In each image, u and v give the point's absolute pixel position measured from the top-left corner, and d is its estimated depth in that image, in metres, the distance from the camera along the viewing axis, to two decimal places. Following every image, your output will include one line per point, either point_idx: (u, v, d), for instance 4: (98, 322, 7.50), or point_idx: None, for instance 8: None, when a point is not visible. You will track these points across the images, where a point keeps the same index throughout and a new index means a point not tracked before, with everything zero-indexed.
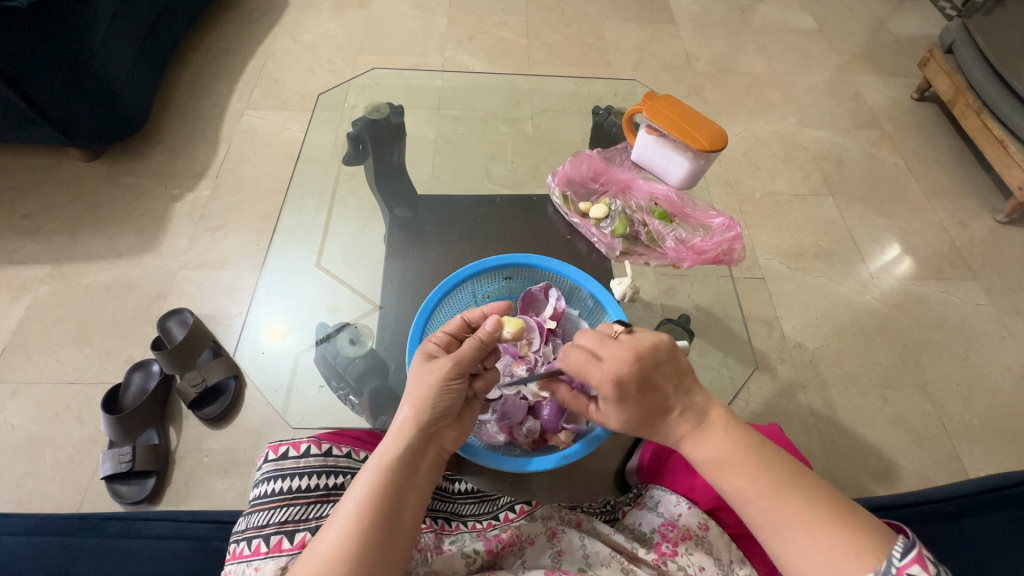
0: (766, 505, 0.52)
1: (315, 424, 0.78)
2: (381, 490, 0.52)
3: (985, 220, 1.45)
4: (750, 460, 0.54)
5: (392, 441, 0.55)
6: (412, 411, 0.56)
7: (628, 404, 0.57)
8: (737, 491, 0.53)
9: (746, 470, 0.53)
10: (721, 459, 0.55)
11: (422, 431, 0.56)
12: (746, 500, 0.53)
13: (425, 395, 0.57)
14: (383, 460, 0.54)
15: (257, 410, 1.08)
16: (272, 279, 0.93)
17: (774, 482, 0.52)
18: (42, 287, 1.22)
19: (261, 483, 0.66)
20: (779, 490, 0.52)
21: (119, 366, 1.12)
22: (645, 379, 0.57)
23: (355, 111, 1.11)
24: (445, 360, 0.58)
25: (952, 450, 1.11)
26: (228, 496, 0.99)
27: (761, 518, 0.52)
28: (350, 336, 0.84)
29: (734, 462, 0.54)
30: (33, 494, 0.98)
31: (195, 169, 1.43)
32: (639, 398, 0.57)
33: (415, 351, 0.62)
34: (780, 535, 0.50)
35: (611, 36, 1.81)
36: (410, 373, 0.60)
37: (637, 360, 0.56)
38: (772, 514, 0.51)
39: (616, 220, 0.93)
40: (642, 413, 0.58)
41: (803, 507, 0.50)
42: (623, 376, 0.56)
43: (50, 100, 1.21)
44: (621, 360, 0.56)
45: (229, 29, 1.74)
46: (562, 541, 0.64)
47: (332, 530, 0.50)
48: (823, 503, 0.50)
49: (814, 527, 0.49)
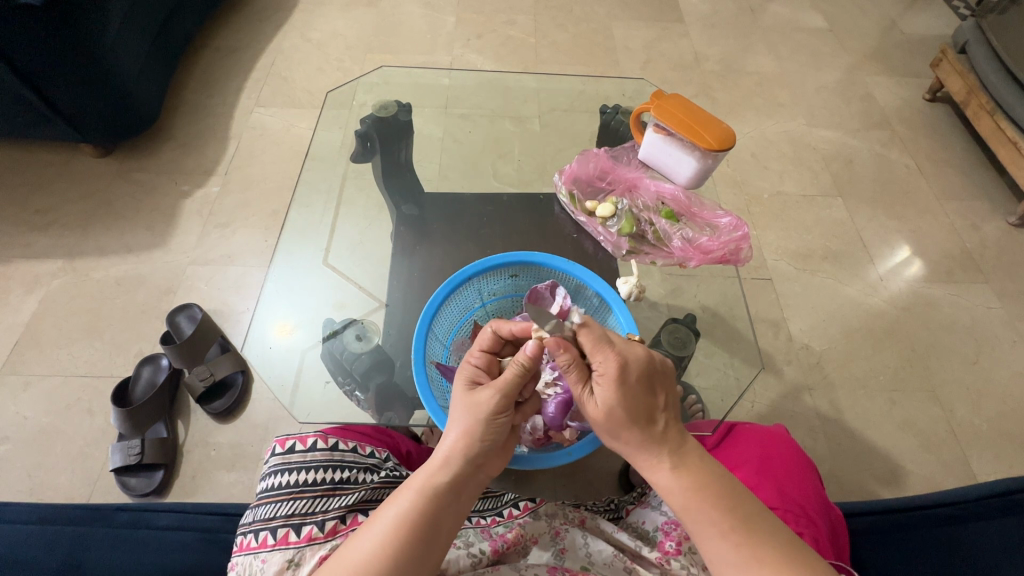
0: (727, 550, 0.51)
1: (321, 419, 0.78)
2: (419, 515, 0.52)
3: (998, 222, 1.44)
4: (719, 502, 0.53)
5: (438, 464, 0.55)
6: (460, 440, 0.56)
7: (625, 392, 0.55)
8: (698, 532, 0.53)
9: (708, 509, 0.52)
10: (682, 500, 0.54)
11: (467, 462, 0.56)
12: (707, 542, 0.52)
13: (473, 426, 0.56)
14: (427, 482, 0.54)
15: (265, 404, 1.10)
16: (279, 274, 0.94)
17: (738, 527, 0.51)
18: (54, 281, 1.23)
19: (268, 476, 0.66)
20: (742, 536, 0.51)
21: (129, 360, 1.14)
22: (637, 394, 0.56)
23: (363, 108, 1.12)
24: (493, 386, 0.57)
25: (962, 454, 1.10)
26: (235, 489, 1.00)
27: (720, 563, 0.51)
28: (357, 332, 0.86)
29: (699, 503, 0.53)
30: (44, 485, 1.00)
31: (205, 166, 1.44)
32: (626, 411, 0.55)
33: (459, 374, 0.62)
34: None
35: (620, 36, 1.81)
36: (458, 396, 0.59)
37: (630, 367, 0.56)
38: (735, 557, 0.50)
39: (623, 219, 0.93)
40: (632, 407, 0.56)
41: (762, 554, 0.49)
42: (617, 378, 0.55)
43: (63, 97, 1.23)
44: (615, 363, 0.55)
45: (238, 27, 1.75)
46: (565, 539, 0.65)
47: (366, 541, 0.50)
48: (778, 549, 0.50)
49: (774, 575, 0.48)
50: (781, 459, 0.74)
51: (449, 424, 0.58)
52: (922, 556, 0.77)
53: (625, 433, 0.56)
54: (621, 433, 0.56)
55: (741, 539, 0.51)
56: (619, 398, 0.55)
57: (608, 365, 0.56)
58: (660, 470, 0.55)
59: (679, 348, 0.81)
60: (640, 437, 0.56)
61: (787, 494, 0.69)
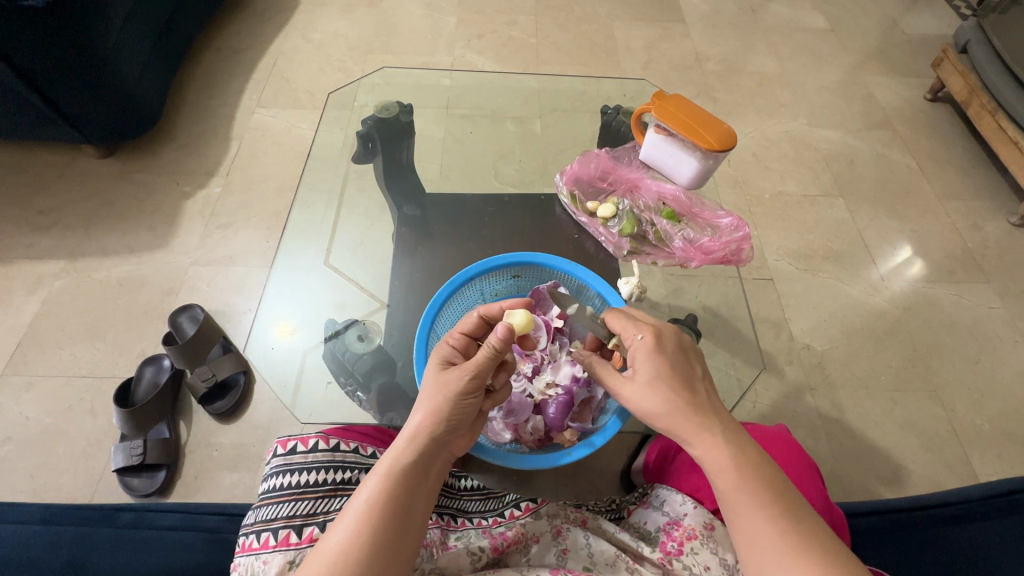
0: (773, 533, 0.50)
1: (323, 420, 0.79)
2: (391, 497, 0.52)
3: (999, 222, 1.44)
4: (770, 486, 0.52)
5: (404, 446, 0.55)
6: (426, 418, 0.56)
7: (663, 356, 0.58)
8: (740, 512, 0.52)
9: (759, 491, 0.52)
10: (736, 477, 0.53)
11: (435, 440, 0.56)
12: (751, 523, 0.51)
13: (440, 406, 0.56)
14: (393, 464, 0.54)
15: (267, 404, 1.10)
16: (281, 275, 0.94)
17: (786, 511, 0.51)
18: (56, 281, 1.24)
19: (269, 477, 0.67)
20: (791, 523, 0.50)
21: (131, 360, 1.14)
22: (674, 359, 0.58)
23: (364, 109, 1.12)
24: (462, 367, 0.58)
25: (963, 454, 1.10)
26: (237, 490, 1.01)
27: (760, 545, 0.50)
28: (359, 332, 0.87)
29: (750, 486, 0.52)
30: (47, 485, 1.00)
31: (207, 167, 1.44)
32: (669, 375, 0.57)
33: (432, 355, 0.62)
34: (775, 566, 0.49)
35: (621, 36, 1.81)
36: (426, 378, 0.59)
37: (665, 337, 0.60)
38: (780, 540, 0.49)
39: (624, 219, 0.94)
40: (674, 372, 0.57)
41: (805, 540, 0.49)
42: (655, 346, 0.58)
43: (65, 97, 1.23)
44: (651, 331, 0.59)
45: (239, 28, 1.75)
46: (567, 539, 0.65)
47: (339, 530, 0.50)
48: (821, 540, 0.50)
49: (816, 565, 0.48)
50: (783, 459, 0.73)
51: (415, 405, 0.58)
52: (924, 555, 0.77)
53: (671, 399, 0.56)
54: (669, 400, 0.56)
55: (786, 522, 0.50)
56: (659, 361, 0.57)
57: (644, 337, 0.59)
58: (710, 449, 0.54)
59: None
60: (689, 402, 0.56)
61: None
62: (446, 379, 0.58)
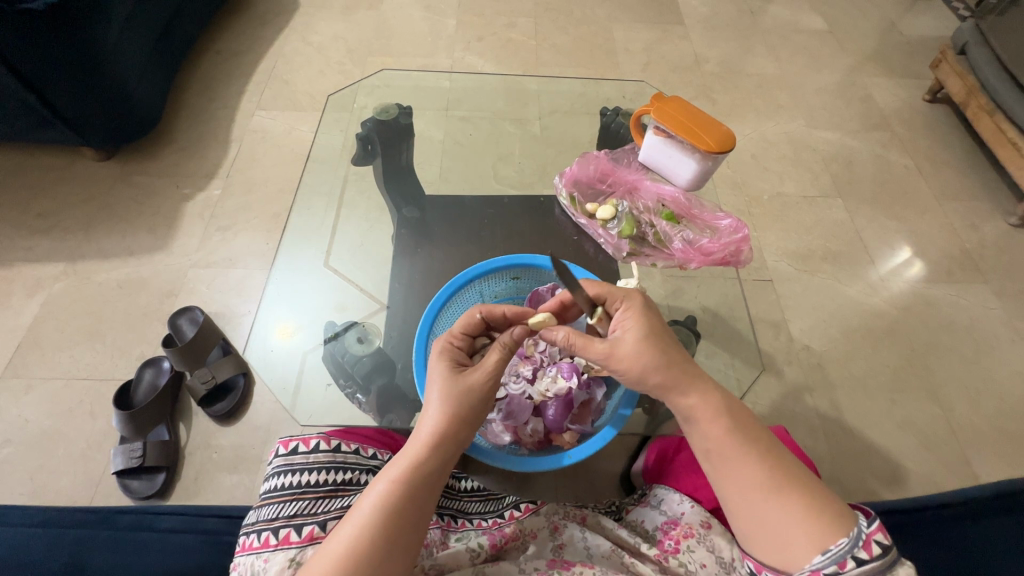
0: (760, 472, 0.51)
1: (323, 422, 0.80)
2: (398, 500, 0.52)
3: (998, 222, 1.44)
4: (756, 434, 0.54)
5: (420, 448, 0.55)
6: (441, 422, 0.56)
7: (653, 316, 0.59)
8: (732, 461, 0.52)
9: (746, 436, 0.53)
10: (725, 423, 0.54)
11: (444, 443, 0.56)
12: (737, 465, 0.52)
13: (456, 409, 0.56)
14: (408, 467, 0.54)
15: (266, 406, 1.10)
16: (281, 276, 0.94)
17: (771, 452, 0.53)
18: (57, 283, 1.24)
19: (271, 477, 0.67)
20: (774, 462, 0.52)
21: (131, 362, 1.14)
22: (661, 321, 0.60)
23: (364, 111, 1.12)
24: (481, 370, 0.58)
25: (963, 455, 1.10)
26: (236, 491, 1.01)
27: (750, 490, 0.50)
28: (358, 335, 0.84)
29: (738, 429, 0.53)
30: (46, 487, 1.00)
31: (206, 169, 1.44)
32: (661, 332, 0.58)
33: (443, 354, 0.61)
34: (768, 507, 0.49)
35: (620, 38, 1.81)
36: (438, 377, 0.59)
37: (650, 302, 0.62)
38: (768, 479, 0.50)
39: (623, 221, 0.95)
40: (662, 329, 0.59)
41: (795, 485, 0.50)
42: (644, 305, 0.60)
43: (64, 99, 1.23)
44: (639, 294, 0.61)
45: (239, 30, 1.76)
46: (564, 535, 0.66)
47: (349, 527, 0.50)
48: (803, 479, 0.51)
49: (803, 499, 0.49)
50: None
51: (426, 405, 0.58)
52: (923, 555, 0.77)
53: (663, 355, 0.56)
54: (661, 353, 0.57)
55: (774, 465, 0.51)
56: (647, 319, 0.59)
57: (631, 299, 0.61)
58: (698, 398, 0.55)
59: None
60: (681, 359, 0.57)
61: None
62: (455, 382, 0.58)
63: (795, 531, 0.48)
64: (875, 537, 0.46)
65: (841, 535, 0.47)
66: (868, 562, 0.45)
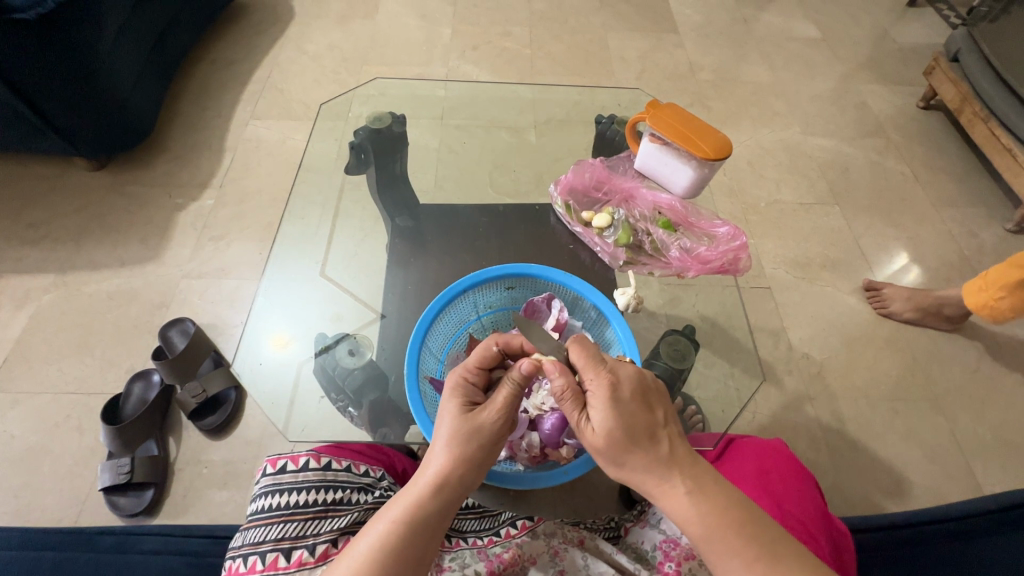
0: None
1: (315, 437, 0.76)
2: (397, 546, 0.50)
3: (995, 229, 1.44)
4: (741, 539, 0.49)
5: (428, 489, 0.53)
6: (448, 463, 0.54)
7: (619, 411, 0.52)
8: (714, 548, 0.49)
9: (730, 541, 0.49)
10: (703, 527, 0.50)
11: (450, 486, 0.54)
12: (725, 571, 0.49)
13: (464, 451, 0.54)
14: (412, 508, 0.52)
15: (258, 420, 1.08)
16: (272, 287, 0.92)
17: (762, 557, 0.48)
18: (45, 295, 1.22)
19: (259, 498, 0.65)
20: (766, 569, 0.47)
21: (120, 376, 1.12)
22: (634, 411, 0.53)
23: (358, 120, 1.10)
24: (490, 409, 0.56)
25: (966, 465, 1.08)
26: (227, 508, 0.98)
27: None
28: (350, 347, 0.83)
29: (718, 535, 0.49)
30: (31, 505, 0.98)
31: (200, 178, 1.43)
32: (625, 431, 0.52)
33: (456, 390, 0.59)
34: None
35: (615, 46, 1.82)
36: (450, 414, 0.56)
37: (623, 385, 0.54)
38: None
39: (620, 229, 0.93)
40: (628, 427, 0.52)
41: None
42: (610, 398, 0.53)
43: (56, 109, 1.22)
44: (606, 382, 0.53)
45: (233, 40, 1.75)
46: (565, 560, 0.65)
47: (345, 565, 0.49)
48: None
49: None
50: (780, 473, 0.71)
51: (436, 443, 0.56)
52: None
53: (626, 458, 0.53)
54: (623, 457, 0.53)
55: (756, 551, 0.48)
56: (610, 418, 0.52)
57: (600, 383, 0.54)
58: (672, 500, 0.51)
59: (678, 360, 0.78)
60: (647, 459, 0.52)
61: (786, 512, 0.66)
62: (465, 421, 0.55)
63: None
64: None
65: None
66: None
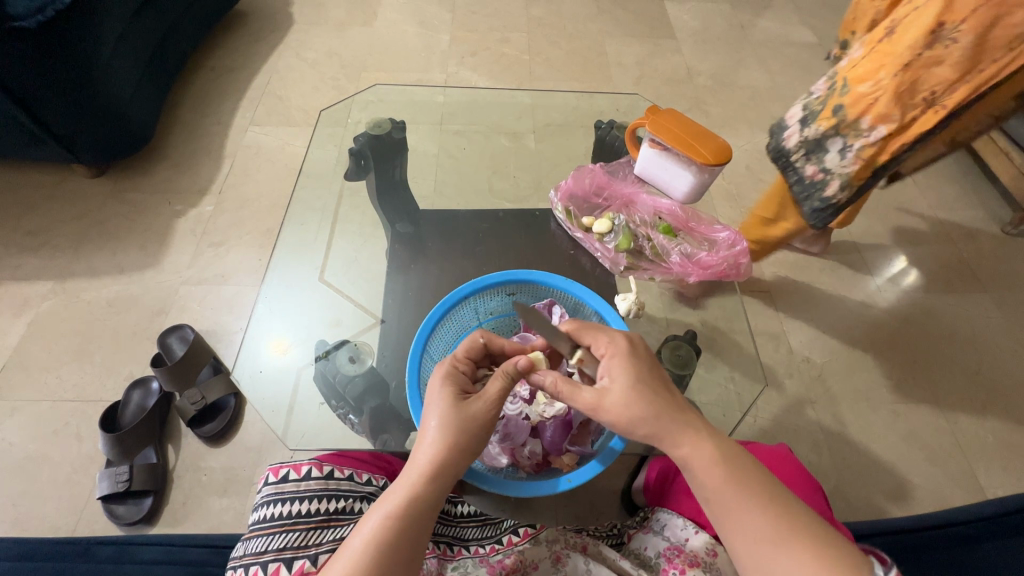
0: (760, 522, 0.50)
1: (315, 445, 0.78)
2: (392, 538, 0.49)
3: (994, 231, 1.44)
4: (758, 484, 0.52)
5: (420, 480, 0.53)
6: (440, 455, 0.53)
7: (634, 363, 0.56)
8: (732, 506, 0.51)
9: (747, 484, 0.51)
10: (724, 473, 0.52)
11: (443, 477, 0.54)
12: (741, 517, 0.50)
13: (457, 442, 0.54)
14: (405, 503, 0.51)
15: (257, 426, 1.07)
16: (271, 293, 0.92)
17: (775, 501, 0.51)
18: (44, 302, 1.22)
19: (260, 507, 0.64)
20: (780, 513, 0.50)
21: (119, 383, 1.11)
22: (649, 368, 0.57)
23: (358, 127, 1.09)
24: (484, 399, 0.56)
25: (968, 467, 1.08)
26: (226, 516, 0.98)
27: (754, 539, 0.49)
28: (350, 353, 0.82)
29: (735, 481, 0.52)
30: (29, 514, 0.97)
31: (199, 184, 1.43)
32: (642, 383, 0.55)
33: (445, 381, 0.58)
34: (775, 560, 0.48)
35: (612, 52, 1.82)
36: (439, 406, 0.56)
37: (636, 345, 0.59)
38: (773, 533, 0.49)
39: (620, 234, 0.94)
40: (644, 380, 0.56)
41: (799, 530, 0.49)
42: (627, 352, 0.57)
43: (54, 116, 1.21)
44: (623, 340, 0.58)
45: (232, 47, 1.76)
46: (567, 565, 0.64)
47: (337, 563, 0.48)
48: (806, 525, 0.49)
49: (811, 547, 0.48)
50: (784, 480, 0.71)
51: (424, 435, 0.55)
52: None
53: (646, 410, 0.54)
54: (644, 409, 0.54)
55: (781, 515, 0.50)
56: (628, 371, 0.56)
57: (618, 342, 0.58)
58: (691, 449, 0.53)
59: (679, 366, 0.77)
60: (665, 409, 0.54)
61: None
62: (457, 409, 0.55)
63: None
64: None
65: None
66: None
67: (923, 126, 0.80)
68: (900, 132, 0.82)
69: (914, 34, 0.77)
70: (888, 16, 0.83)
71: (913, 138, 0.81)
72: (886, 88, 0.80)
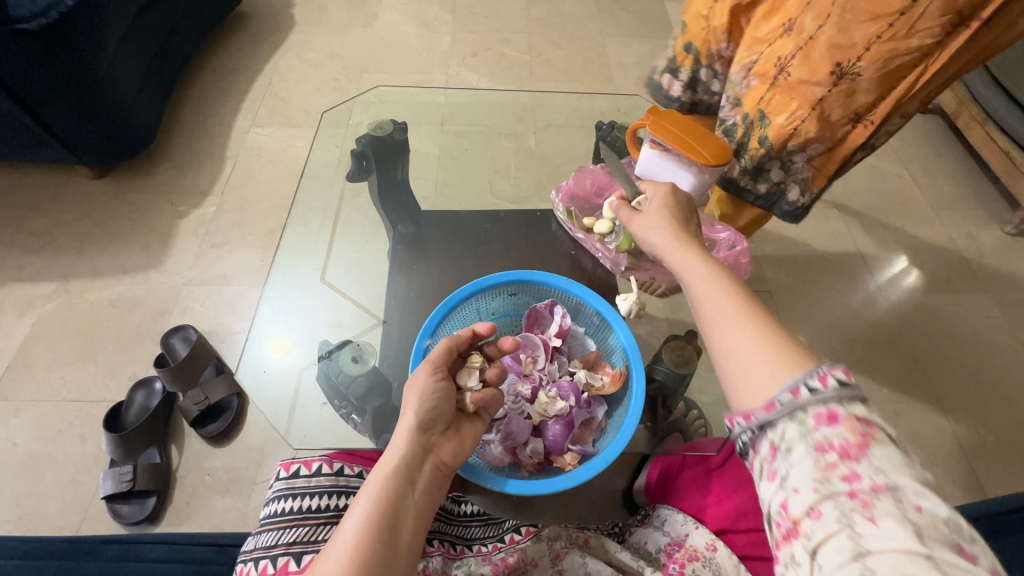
0: (727, 307, 0.52)
1: (319, 444, 0.78)
2: (366, 509, 0.51)
3: (994, 231, 1.44)
4: (734, 285, 0.55)
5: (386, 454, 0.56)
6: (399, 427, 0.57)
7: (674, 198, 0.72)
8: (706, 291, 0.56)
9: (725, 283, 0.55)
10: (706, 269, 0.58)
11: (408, 444, 0.56)
12: (712, 303, 0.53)
13: (412, 408, 0.57)
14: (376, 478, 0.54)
15: (259, 426, 1.07)
16: (273, 295, 0.92)
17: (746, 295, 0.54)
18: (48, 303, 1.22)
19: (272, 502, 0.68)
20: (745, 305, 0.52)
21: (122, 383, 1.12)
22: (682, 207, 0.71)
23: (359, 127, 1.10)
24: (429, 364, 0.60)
25: (968, 467, 1.08)
26: (229, 515, 0.98)
27: (718, 313, 0.52)
28: (352, 353, 0.81)
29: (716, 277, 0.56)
30: (34, 514, 0.98)
31: (201, 185, 1.44)
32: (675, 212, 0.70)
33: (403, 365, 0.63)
34: (730, 331, 0.50)
35: (613, 53, 1.83)
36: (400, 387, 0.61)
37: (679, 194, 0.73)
38: (733, 313, 0.51)
39: (621, 234, 0.91)
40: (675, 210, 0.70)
41: (757, 318, 0.50)
42: (670, 194, 0.72)
43: (57, 117, 1.22)
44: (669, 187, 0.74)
45: (234, 48, 1.76)
46: (566, 561, 0.67)
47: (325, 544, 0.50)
48: (764, 319, 0.50)
49: (763, 329, 0.48)
50: None
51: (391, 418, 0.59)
52: None
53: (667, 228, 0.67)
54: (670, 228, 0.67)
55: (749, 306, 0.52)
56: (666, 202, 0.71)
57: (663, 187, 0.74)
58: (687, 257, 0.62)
59: (682, 365, 0.75)
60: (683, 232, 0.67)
61: None
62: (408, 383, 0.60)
63: (779, 376, 0.44)
64: (833, 375, 0.41)
65: (791, 369, 0.44)
66: (822, 398, 0.40)
67: (855, 140, 0.80)
68: (835, 148, 0.82)
69: (821, 70, 0.75)
70: (767, 50, 0.80)
71: (856, 144, 0.80)
72: (808, 118, 0.78)
